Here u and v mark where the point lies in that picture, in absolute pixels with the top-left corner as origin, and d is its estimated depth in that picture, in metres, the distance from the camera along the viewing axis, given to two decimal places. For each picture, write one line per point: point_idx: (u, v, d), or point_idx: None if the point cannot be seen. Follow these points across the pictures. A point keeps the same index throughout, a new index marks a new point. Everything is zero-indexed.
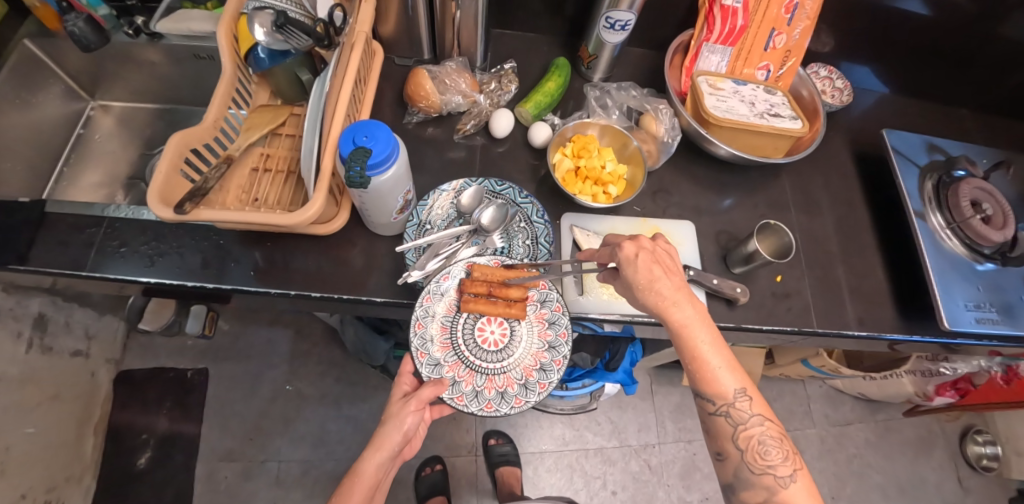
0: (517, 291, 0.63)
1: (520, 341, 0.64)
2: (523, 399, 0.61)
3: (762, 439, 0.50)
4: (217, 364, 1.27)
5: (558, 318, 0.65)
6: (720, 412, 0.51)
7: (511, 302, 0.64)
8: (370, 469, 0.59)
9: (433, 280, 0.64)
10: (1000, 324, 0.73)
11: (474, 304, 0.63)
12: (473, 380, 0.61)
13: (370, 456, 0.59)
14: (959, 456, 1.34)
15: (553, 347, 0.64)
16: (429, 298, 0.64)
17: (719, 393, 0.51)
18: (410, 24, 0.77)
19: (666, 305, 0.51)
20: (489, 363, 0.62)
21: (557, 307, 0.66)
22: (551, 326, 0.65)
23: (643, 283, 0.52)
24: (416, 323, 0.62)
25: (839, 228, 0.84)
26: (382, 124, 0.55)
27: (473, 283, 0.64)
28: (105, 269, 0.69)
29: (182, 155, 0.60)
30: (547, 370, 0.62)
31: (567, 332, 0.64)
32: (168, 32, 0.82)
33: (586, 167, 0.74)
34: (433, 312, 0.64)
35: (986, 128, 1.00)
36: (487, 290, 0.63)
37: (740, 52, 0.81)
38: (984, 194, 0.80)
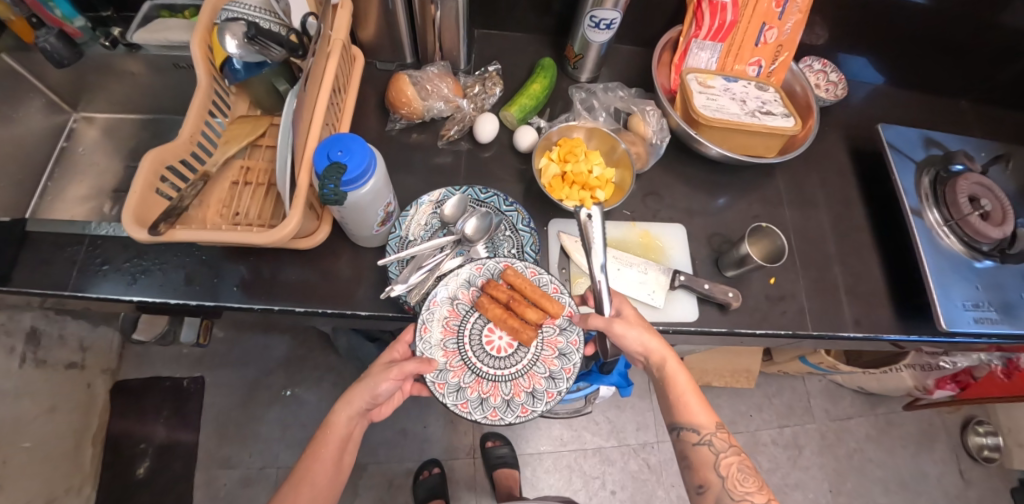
0: (532, 313, 0.61)
1: (523, 364, 0.62)
2: (501, 413, 0.59)
3: (740, 466, 0.57)
4: (213, 372, 1.27)
5: (571, 351, 0.62)
6: (705, 441, 0.59)
7: (523, 323, 0.62)
8: (340, 421, 0.60)
9: (463, 270, 0.64)
10: (999, 323, 0.72)
11: (490, 307, 0.62)
12: (461, 375, 0.60)
13: (339, 410, 0.61)
14: (960, 448, 1.33)
15: (553, 378, 0.61)
16: (454, 280, 0.64)
17: (701, 423, 0.59)
18: (390, 28, 0.75)
19: (661, 350, 0.60)
20: (483, 369, 0.61)
21: (574, 343, 0.63)
22: (559, 356, 0.62)
23: (642, 330, 0.60)
24: (432, 299, 0.62)
25: (834, 226, 0.82)
26: (355, 137, 0.53)
27: (495, 287, 0.62)
28: (87, 287, 0.68)
29: (158, 173, 0.59)
30: (537, 397, 0.60)
31: (572, 368, 0.61)
32: (145, 43, 0.81)
33: (573, 172, 0.71)
34: (451, 293, 0.63)
35: (985, 120, 0.97)
36: (506, 301, 0.62)
37: (730, 47, 0.79)
38: (982, 189, 0.78)
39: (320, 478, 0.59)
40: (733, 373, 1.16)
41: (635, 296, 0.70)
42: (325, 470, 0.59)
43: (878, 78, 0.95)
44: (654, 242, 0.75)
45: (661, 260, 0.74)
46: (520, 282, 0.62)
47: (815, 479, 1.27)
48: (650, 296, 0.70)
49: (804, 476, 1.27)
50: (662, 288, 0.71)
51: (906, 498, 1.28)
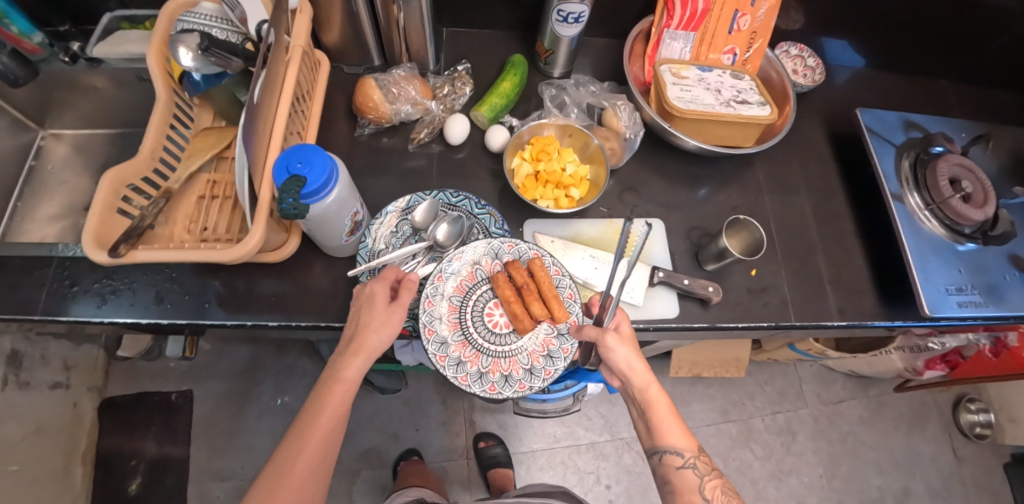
0: (539, 308, 0.62)
1: (511, 351, 0.62)
2: (470, 381, 0.60)
3: (722, 487, 0.56)
4: (202, 385, 1.26)
5: (558, 357, 0.62)
6: (688, 464, 0.57)
7: (527, 314, 0.62)
8: (350, 372, 0.55)
9: (500, 241, 0.66)
10: (983, 306, 0.71)
11: (503, 286, 0.63)
12: (452, 330, 0.62)
13: (349, 361, 0.55)
14: (953, 426, 1.34)
15: (531, 373, 0.62)
16: (485, 246, 0.66)
17: (685, 446, 0.57)
18: (355, 31, 0.73)
19: (645, 373, 0.58)
20: (474, 338, 0.62)
21: (564, 352, 0.63)
22: (546, 357, 0.62)
23: (631, 352, 0.58)
24: (457, 254, 0.64)
25: (816, 214, 0.81)
26: (315, 148, 0.52)
27: (518, 272, 0.64)
28: (55, 310, 0.67)
29: (117, 192, 0.58)
30: (510, 382, 0.61)
31: (553, 371, 0.62)
32: (107, 56, 0.79)
33: (546, 171, 0.70)
34: (476, 256, 0.66)
35: (964, 98, 0.97)
36: (521, 288, 0.63)
37: (704, 36, 0.77)
38: (963, 171, 0.77)
39: (326, 431, 0.53)
40: (723, 362, 1.16)
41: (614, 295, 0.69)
42: (331, 423, 0.54)
43: (857, 60, 0.94)
44: (632, 239, 0.74)
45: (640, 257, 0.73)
46: (540, 275, 0.63)
47: (809, 464, 1.27)
48: (630, 294, 0.68)
49: (798, 461, 1.27)
50: (642, 286, 0.69)
51: (900, 479, 1.28)
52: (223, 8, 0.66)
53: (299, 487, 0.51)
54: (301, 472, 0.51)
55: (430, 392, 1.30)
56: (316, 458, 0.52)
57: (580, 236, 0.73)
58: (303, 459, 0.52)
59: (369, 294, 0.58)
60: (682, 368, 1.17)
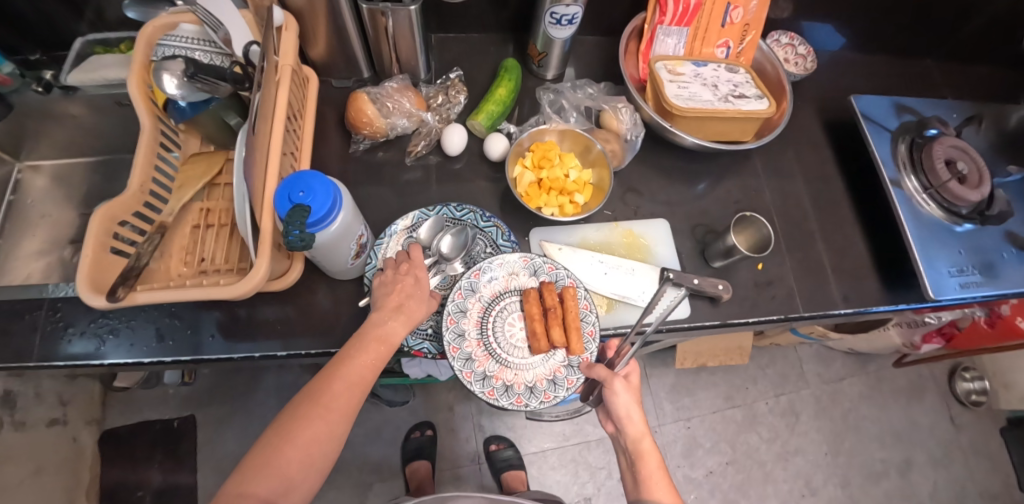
0: (559, 334, 0.61)
1: (521, 366, 0.62)
2: (472, 379, 0.60)
3: None
4: (204, 409, 1.23)
5: (561, 386, 0.62)
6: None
7: (545, 336, 0.62)
8: (394, 332, 0.55)
9: (542, 260, 0.66)
10: (984, 285, 0.72)
11: (533, 302, 0.63)
12: (472, 325, 0.62)
13: (395, 323, 0.55)
14: (949, 394, 1.38)
15: (532, 392, 0.61)
16: (526, 261, 0.66)
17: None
18: (342, 44, 0.71)
19: (640, 425, 0.56)
20: (490, 342, 0.62)
21: (569, 383, 0.62)
22: (551, 385, 0.62)
23: (633, 400, 0.57)
24: (500, 260, 0.65)
25: (815, 203, 0.82)
26: (317, 175, 0.50)
27: (549, 296, 0.63)
28: (51, 356, 0.64)
29: (110, 230, 0.55)
30: (509, 392, 0.61)
31: (552, 396, 0.61)
32: (81, 84, 0.76)
33: (549, 178, 0.70)
34: (517, 267, 0.66)
35: (950, 77, 0.98)
36: (548, 312, 0.62)
37: (697, 31, 0.77)
38: (958, 153, 0.78)
39: (362, 382, 0.51)
40: (726, 351, 1.16)
41: (624, 298, 0.69)
42: (368, 374, 0.52)
43: (840, 43, 0.94)
44: (638, 241, 0.74)
45: (648, 259, 0.73)
46: (569, 303, 0.62)
47: (813, 443, 1.30)
48: (640, 295, 0.69)
49: (803, 441, 1.30)
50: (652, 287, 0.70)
51: (902, 450, 1.31)
52: (204, 29, 0.63)
53: (332, 427, 0.48)
54: (336, 411, 0.49)
55: (436, 399, 1.29)
56: (351, 402, 0.50)
57: (587, 242, 0.73)
58: (340, 400, 0.49)
59: (410, 274, 0.59)
60: (688, 358, 1.18)
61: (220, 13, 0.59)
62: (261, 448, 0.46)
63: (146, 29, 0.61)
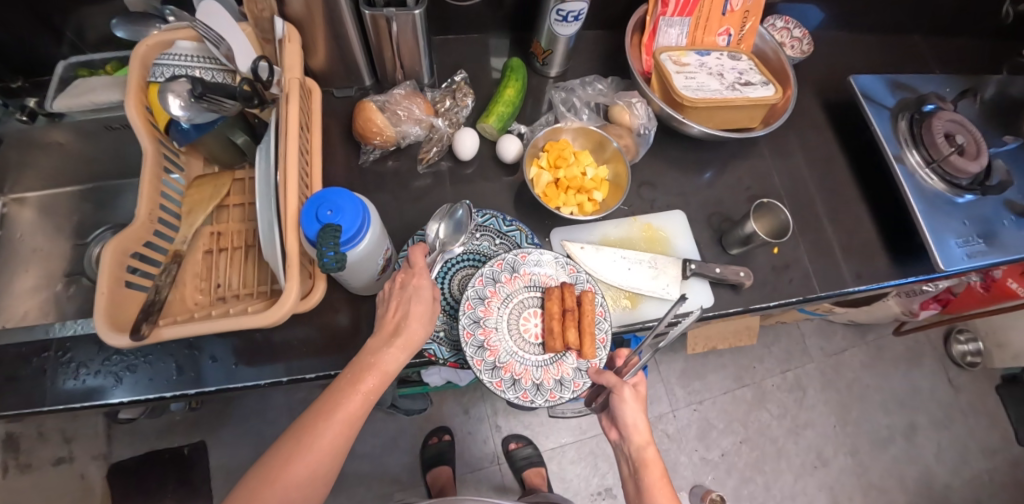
0: (573, 335, 0.60)
1: (531, 362, 0.62)
2: (482, 367, 0.59)
3: None
4: (213, 434, 1.20)
5: (568, 387, 0.61)
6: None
7: (561, 336, 0.60)
8: (389, 361, 0.50)
9: (565, 260, 0.66)
10: (990, 253, 0.75)
11: (553, 301, 0.62)
12: (489, 313, 0.61)
13: (390, 352, 0.51)
14: (946, 357, 1.43)
15: (538, 389, 0.60)
16: (549, 257, 0.66)
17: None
18: (343, 53, 0.69)
19: (646, 433, 0.55)
20: (504, 333, 0.61)
21: (575, 385, 0.61)
22: (558, 385, 0.61)
23: (640, 407, 0.56)
24: (524, 253, 0.65)
25: (822, 184, 0.83)
26: (344, 192, 0.48)
27: (568, 297, 0.62)
28: (64, 398, 0.61)
29: (122, 264, 0.53)
30: (515, 385, 0.60)
31: (558, 396, 0.60)
32: (68, 109, 0.72)
33: (566, 177, 0.69)
34: (539, 264, 0.65)
35: (937, 52, 1.01)
36: (565, 313, 0.61)
37: (699, 21, 0.77)
38: (956, 126, 0.80)
39: (353, 417, 0.48)
40: (735, 332, 1.15)
41: (650, 293, 0.69)
42: (361, 408, 0.49)
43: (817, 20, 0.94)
44: (657, 234, 0.74)
45: (668, 251, 0.73)
46: (587, 306, 0.62)
47: (821, 415, 1.33)
48: (665, 290, 0.70)
49: (812, 414, 1.33)
50: (676, 279, 0.70)
51: (905, 415, 1.36)
52: (202, 45, 0.60)
53: (318, 465, 0.46)
54: (322, 450, 0.46)
55: (451, 403, 1.28)
56: (339, 438, 0.47)
57: (608, 239, 0.73)
58: (326, 438, 0.46)
59: (408, 286, 0.54)
60: (699, 343, 1.14)
61: (221, 29, 0.56)
62: (249, 483, 0.45)
63: (140, 48, 0.59)
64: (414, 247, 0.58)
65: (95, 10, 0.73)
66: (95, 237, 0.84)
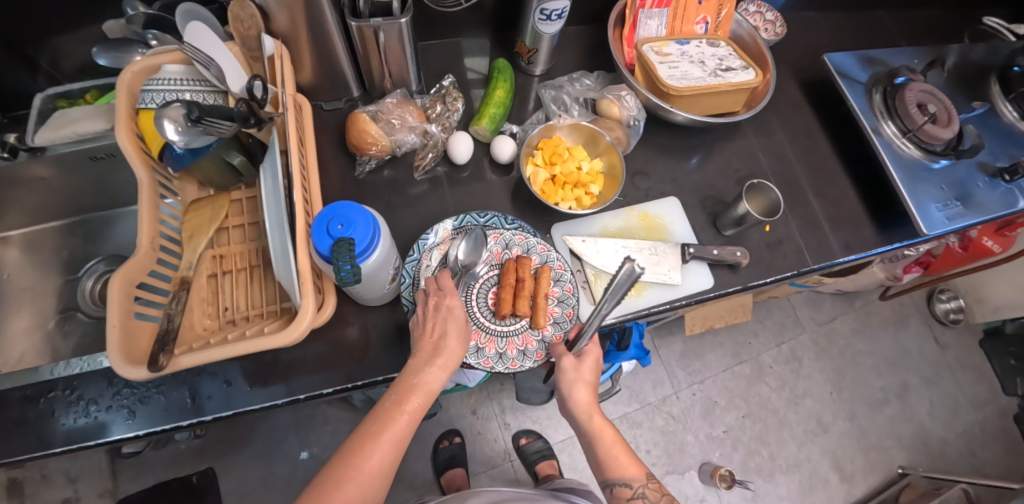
0: (524, 305, 0.61)
1: (496, 332, 0.63)
2: None
3: None
4: (221, 459, 1.19)
5: (528, 356, 0.62)
6: (637, 494, 0.58)
7: (512, 303, 0.62)
8: (432, 380, 0.54)
9: (536, 240, 0.68)
10: (968, 214, 0.78)
11: (508, 272, 0.64)
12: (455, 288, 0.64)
13: (433, 372, 0.54)
14: (930, 316, 1.49)
15: (500, 357, 0.62)
16: (521, 236, 0.68)
17: (633, 476, 0.59)
18: (330, 66, 0.69)
19: (586, 402, 0.60)
20: (470, 305, 0.64)
21: (536, 356, 0.62)
22: (519, 354, 0.62)
23: (581, 379, 0.60)
24: (494, 232, 0.67)
25: (805, 160, 0.86)
26: (355, 205, 0.49)
27: (523, 269, 0.64)
28: (75, 438, 0.60)
29: (131, 296, 0.53)
30: (478, 352, 0.62)
31: (518, 365, 0.62)
32: (51, 142, 0.70)
33: (563, 173, 0.71)
34: (509, 244, 0.67)
35: (903, 25, 1.05)
36: (516, 282, 0.63)
37: (676, 11, 0.79)
38: (927, 96, 0.84)
39: (399, 437, 0.51)
40: (731, 310, 1.12)
41: (653, 280, 0.71)
42: (407, 427, 0.52)
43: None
44: (655, 222, 0.76)
45: (666, 238, 0.75)
46: (542, 281, 0.63)
47: (818, 383, 1.38)
48: (668, 275, 0.72)
49: (809, 383, 1.38)
50: (675, 264, 0.72)
51: (897, 376, 1.41)
52: (190, 67, 0.60)
53: (369, 485, 0.49)
54: (372, 470, 0.49)
55: (459, 405, 1.29)
56: (388, 458, 0.50)
57: (608, 230, 0.75)
58: (376, 458, 0.49)
59: (442, 307, 0.57)
60: (696, 324, 1.12)
61: (207, 48, 0.55)
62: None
63: (126, 75, 0.58)
64: (443, 272, 0.60)
65: (71, 39, 0.72)
66: (87, 270, 0.83)
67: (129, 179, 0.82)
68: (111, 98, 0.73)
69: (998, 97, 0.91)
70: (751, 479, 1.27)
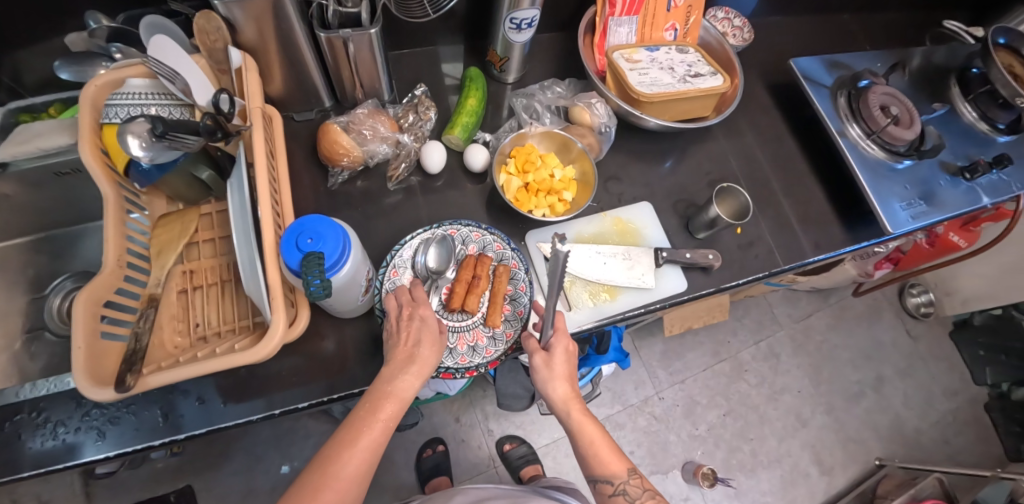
0: (474, 300, 0.63)
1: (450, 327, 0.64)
2: None
3: None
4: (199, 477, 1.17)
5: (479, 351, 0.63)
6: (620, 490, 0.58)
7: (465, 298, 0.63)
8: (405, 387, 0.54)
9: (492, 237, 0.69)
10: (931, 213, 0.81)
11: (465, 268, 0.65)
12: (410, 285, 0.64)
13: (406, 379, 0.54)
14: (903, 310, 1.54)
15: (450, 351, 0.62)
16: (477, 233, 0.69)
17: (614, 472, 0.59)
18: (300, 77, 0.69)
19: (567, 394, 0.60)
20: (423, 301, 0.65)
21: (487, 352, 0.63)
22: (470, 351, 0.63)
23: (554, 374, 0.60)
24: (453, 229, 0.68)
25: (775, 162, 0.88)
26: (323, 218, 0.49)
27: (480, 267, 0.65)
28: (43, 462, 0.59)
29: (97, 314, 0.52)
30: None
31: (468, 361, 0.62)
32: (12, 157, 0.68)
33: (536, 181, 0.71)
34: (466, 240, 0.69)
35: (865, 28, 1.08)
36: (470, 279, 0.64)
37: (645, 18, 0.80)
38: (890, 98, 0.86)
39: (375, 444, 0.51)
40: (708, 309, 1.14)
41: (627, 284, 0.72)
42: (381, 434, 0.52)
43: (750, 6, 0.95)
44: (628, 227, 0.77)
45: (640, 242, 0.76)
46: (499, 281, 0.65)
47: (797, 378, 1.41)
48: (641, 279, 0.73)
49: (788, 379, 1.40)
50: (649, 268, 0.73)
51: (872, 369, 1.45)
52: (155, 81, 0.59)
53: (344, 493, 0.49)
54: (348, 478, 0.49)
55: (442, 413, 1.29)
56: (363, 466, 0.50)
57: (582, 236, 0.75)
58: (351, 466, 0.49)
59: (416, 317, 0.57)
60: (675, 325, 1.14)
61: (174, 61, 0.54)
62: None
63: (88, 89, 0.57)
64: (416, 285, 0.61)
65: (31, 53, 0.70)
66: (54, 287, 0.81)
67: (96, 194, 0.80)
68: (75, 112, 0.72)
69: (957, 98, 0.94)
70: (734, 476, 1.29)
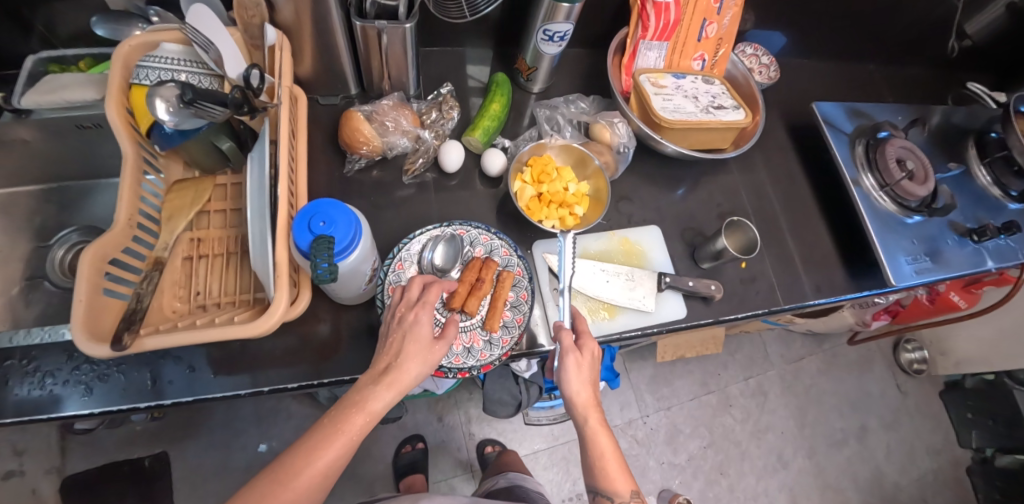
0: (474, 303, 0.62)
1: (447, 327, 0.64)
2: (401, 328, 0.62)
3: None
4: (176, 446, 1.16)
5: (473, 352, 0.63)
6: None
7: (467, 300, 0.63)
8: (376, 400, 0.52)
9: (500, 243, 0.69)
10: (935, 270, 0.81)
11: (471, 270, 0.65)
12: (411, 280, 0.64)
13: (378, 392, 0.52)
14: (895, 364, 1.54)
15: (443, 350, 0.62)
16: (485, 237, 0.69)
17: (617, 490, 0.57)
18: (330, 61, 0.69)
19: (589, 400, 0.60)
20: None
21: (481, 355, 0.63)
22: (464, 352, 0.63)
23: (582, 377, 0.60)
24: (461, 230, 0.69)
25: (786, 202, 0.88)
26: (337, 203, 0.50)
27: (486, 270, 0.65)
28: (25, 411, 0.59)
29: (101, 271, 0.52)
30: None
31: (462, 362, 0.62)
32: (37, 106, 0.69)
33: (549, 192, 0.72)
34: (474, 243, 0.69)
35: (889, 80, 1.09)
36: (473, 281, 0.64)
37: (676, 45, 0.81)
38: (907, 152, 0.87)
39: (336, 457, 0.49)
40: (702, 341, 1.14)
41: (627, 304, 0.72)
42: (346, 447, 0.50)
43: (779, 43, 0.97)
44: (634, 248, 0.78)
45: (644, 265, 0.77)
46: (502, 286, 0.65)
47: (782, 419, 1.40)
48: (642, 302, 0.73)
49: (773, 418, 1.40)
50: (651, 291, 0.74)
51: (858, 418, 1.45)
52: (189, 49, 0.60)
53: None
54: (302, 488, 0.47)
55: (425, 411, 1.29)
56: (319, 478, 0.48)
57: (588, 252, 0.76)
58: (306, 478, 0.48)
59: (406, 320, 0.56)
60: (667, 352, 1.14)
61: (209, 31, 0.55)
62: None
63: (123, 48, 0.58)
64: (413, 279, 0.59)
65: (69, 6, 0.71)
66: (60, 238, 0.81)
67: (112, 152, 0.81)
68: (103, 69, 0.72)
69: (974, 160, 0.95)
70: None
